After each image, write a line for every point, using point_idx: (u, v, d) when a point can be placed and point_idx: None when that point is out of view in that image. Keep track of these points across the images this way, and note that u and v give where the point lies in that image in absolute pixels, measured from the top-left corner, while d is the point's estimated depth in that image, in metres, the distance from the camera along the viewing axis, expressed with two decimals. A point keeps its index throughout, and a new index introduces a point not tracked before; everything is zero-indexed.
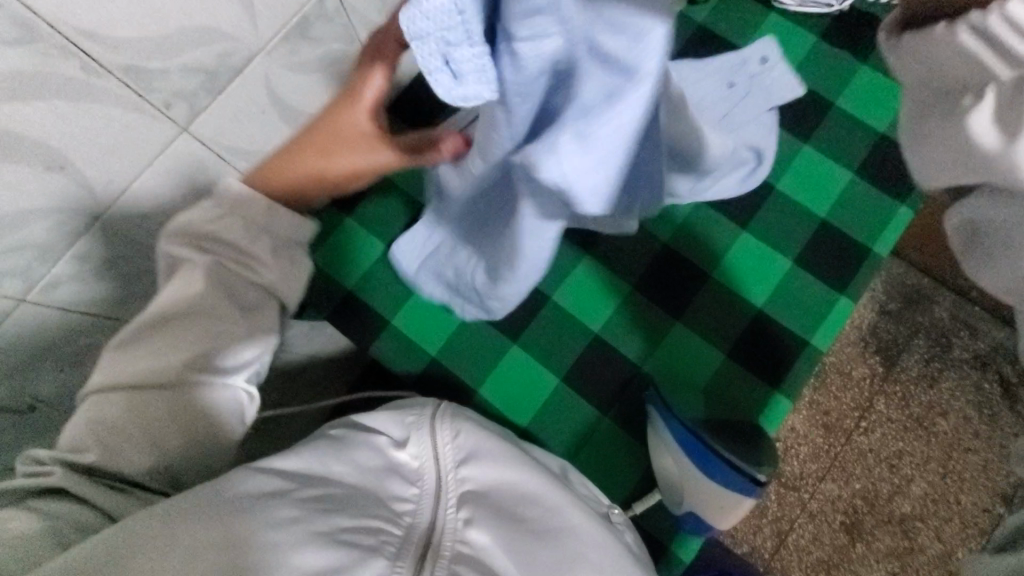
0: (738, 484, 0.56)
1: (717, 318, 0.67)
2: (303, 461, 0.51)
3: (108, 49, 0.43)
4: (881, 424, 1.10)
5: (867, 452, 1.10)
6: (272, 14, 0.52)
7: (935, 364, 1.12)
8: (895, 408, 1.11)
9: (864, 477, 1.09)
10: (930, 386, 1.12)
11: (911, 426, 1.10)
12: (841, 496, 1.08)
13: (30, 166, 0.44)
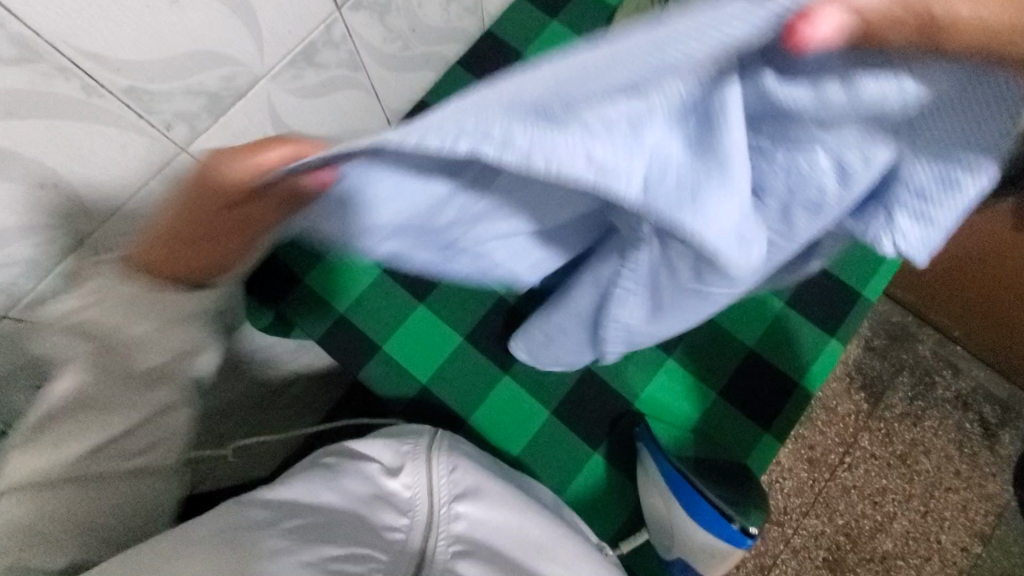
0: (723, 533, 0.55)
1: (709, 355, 0.67)
2: (304, 487, 0.53)
3: (112, 72, 0.43)
4: (865, 460, 1.11)
5: (851, 488, 1.10)
6: (279, 40, 0.53)
7: (919, 402, 1.14)
8: (879, 445, 1.12)
9: (847, 513, 1.09)
10: (914, 425, 1.12)
11: (895, 463, 1.11)
12: (825, 532, 1.07)
13: (19, 182, 0.43)
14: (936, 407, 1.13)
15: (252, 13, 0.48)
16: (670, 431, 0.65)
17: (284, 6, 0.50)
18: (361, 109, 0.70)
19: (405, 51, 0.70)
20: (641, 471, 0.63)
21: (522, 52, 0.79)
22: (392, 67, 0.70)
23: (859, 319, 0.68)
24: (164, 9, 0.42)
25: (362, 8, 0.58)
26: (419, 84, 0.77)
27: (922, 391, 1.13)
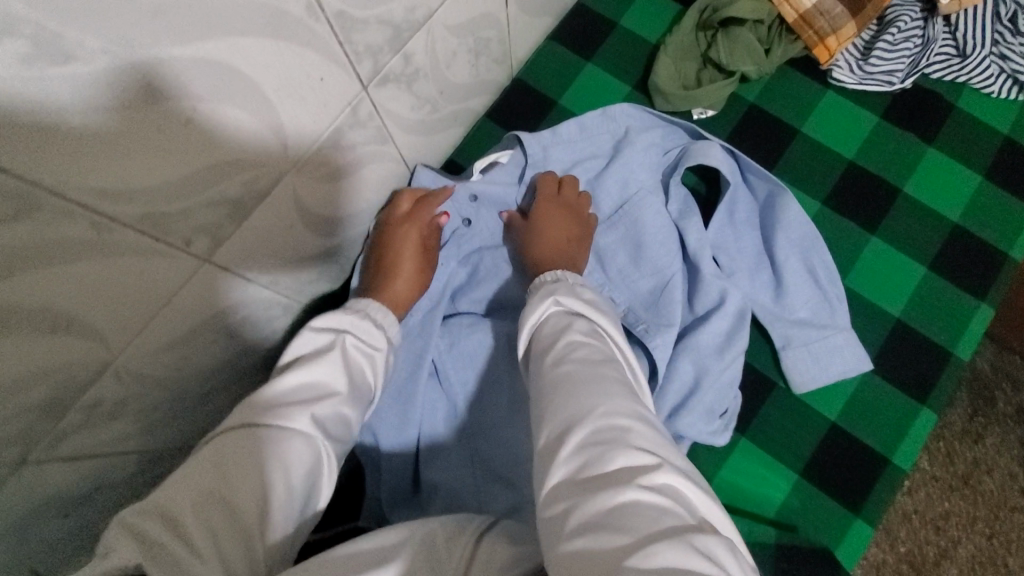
0: None
1: (787, 432, 0.61)
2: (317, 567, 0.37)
3: (122, 203, 0.37)
4: (924, 483, 0.89)
5: (912, 514, 0.88)
6: (304, 130, 0.47)
7: (978, 418, 0.90)
8: (937, 465, 0.89)
9: (907, 539, 0.87)
10: (976, 443, 0.89)
11: (957, 486, 0.88)
12: (887, 562, 0.86)
13: (35, 334, 0.38)
14: (999, 423, 0.89)
15: (274, 112, 0.43)
16: (749, 520, 0.59)
17: (307, 98, 0.45)
18: (392, 179, 0.65)
19: (434, 114, 0.65)
20: None
21: (556, 99, 0.73)
22: (421, 132, 0.64)
23: (951, 381, 0.62)
24: (178, 128, 0.37)
25: (389, 82, 0.53)
26: (448, 142, 0.72)
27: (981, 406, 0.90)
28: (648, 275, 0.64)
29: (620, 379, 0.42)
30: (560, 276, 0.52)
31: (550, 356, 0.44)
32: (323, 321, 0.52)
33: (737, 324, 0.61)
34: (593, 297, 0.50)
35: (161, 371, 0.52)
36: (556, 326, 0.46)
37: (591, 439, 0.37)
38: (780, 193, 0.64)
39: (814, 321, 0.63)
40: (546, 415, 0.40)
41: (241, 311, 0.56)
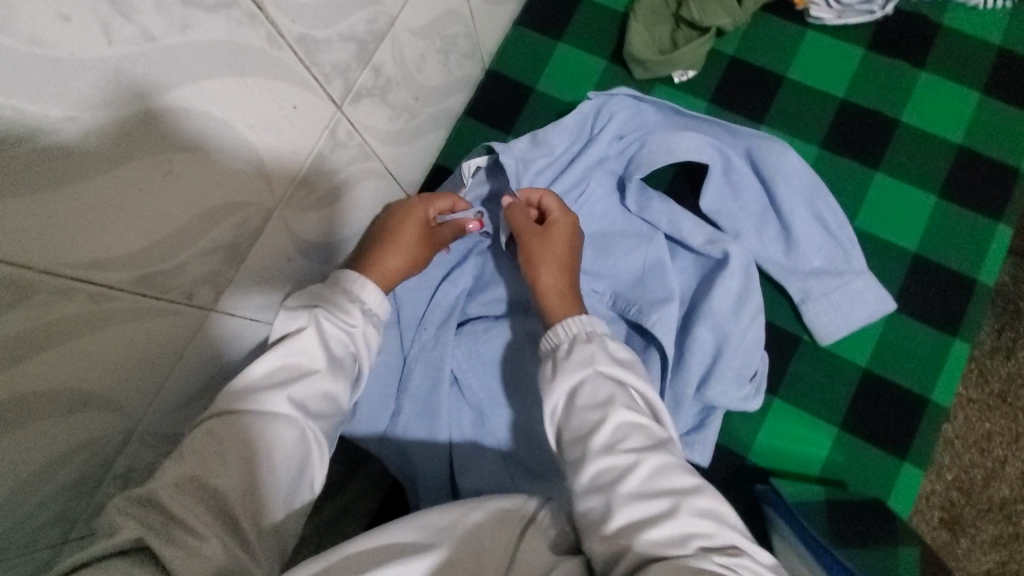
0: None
1: (822, 385, 0.60)
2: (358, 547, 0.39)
3: (118, 270, 0.37)
4: (961, 406, 0.87)
5: (954, 439, 0.87)
6: (286, 161, 0.46)
7: (1008, 333, 0.88)
8: (972, 386, 0.87)
9: (953, 465, 0.86)
10: (1008, 358, 0.87)
11: (994, 404, 0.87)
12: (937, 490, 0.85)
13: (54, 417, 0.37)
14: None
15: (253, 149, 0.42)
16: (796, 482, 0.58)
17: (283, 129, 0.44)
18: (381, 195, 0.64)
19: (412, 122, 0.63)
20: (778, 539, 0.56)
21: (532, 85, 0.72)
22: (403, 142, 0.63)
23: (981, 309, 0.60)
24: (159, 182, 0.36)
25: (363, 98, 0.52)
26: (431, 147, 0.71)
27: (1010, 320, 0.88)
28: (635, 256, 0.63)
29: (678, 462, 0.44)
30: (591, 329, 0.52)
31: (597, 441, 0.45)
32: (303, 294, 0.53)
33: (744, 282, 0.60)
34: (630, 358, 0.51)
35: (185, 428, 0.51)
36: (604, 392, 0.47)
37: (683, 515, 0.40)
38: (769, 145, 0.63)
39: (829, 270, 0.62)
40: (620, 492, 0.42)
41: (254, 353, 0.56)
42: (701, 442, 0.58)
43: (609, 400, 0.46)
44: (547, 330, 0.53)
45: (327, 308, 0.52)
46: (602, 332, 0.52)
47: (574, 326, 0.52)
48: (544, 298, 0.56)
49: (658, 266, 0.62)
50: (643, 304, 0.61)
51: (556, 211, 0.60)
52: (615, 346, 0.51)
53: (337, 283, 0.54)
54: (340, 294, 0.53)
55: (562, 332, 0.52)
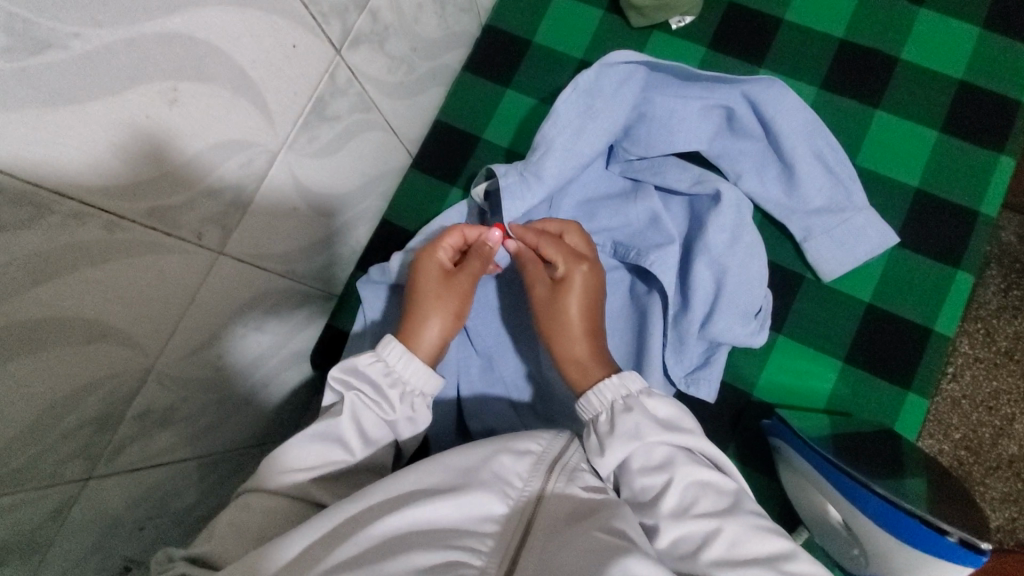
0: (922, 542, 0.46)
1: (824, 321, 0.62)
2: (387, 490, 0.43)
3: (126, 200, 0.37)
4: (967, 366, 0.84)
5: (961, 400, 0.83)
6: (287, 102, 0.47)
7: (1014, 291, 0.85)
8: (978, 345, 0.84)
9: (960, 424, 0.83)
10: (1015, 317, 0.84)
11: (1002, 363, 0.84)
12: (945, 451, 0.82)
13: (73, 345, 0.39)
14: None
15: (254, 86, 0.43)
16: (801, 415, 0.59)
17: (283, 69, 0.45)
18: (383, 148, 0.65)
19: (412, 75, 0.64)
20: (783, 463, 0.57)
21: (531, 37, 0.75)
22: (403, 96, 0.64)
23: (982, 242, 0.62)
24: (165, 112, 0.37)
25: (362, 43, 0.52)
26: (431, 104, 0.72)
27: (1016, 279, 0.85)
28: (632, 209, 0.63)
29: (720, 486, 0.46)
30: (638, 394, 0.50)
31: (666, 508, 0.45)
32: (342, 369, 0.52)
33: (739, 217, 0.60)
34: (667, 411, 0.49)
35: (199, 374, 0.53)
36: (663, 453, 0.47)
37: (731, 536, 0.42)
38: (771, 86, 0.60)
39: (831, 208, 0.63)
40: (675, 520, 0.44)
41: (263, 303, 0.57)
42: (705, 379, 0.60)
43: (637, 432, 0.47)
44: (579, 404, 0.52)
45: (364, 391, 0.52)
46: (640, 393, 0.50)
47: (608, 394, 0.51)
48: (569, 370, 0.55)
49: (654, 217, 0.63)
50: (641, 253, 0.61)
51: (562, 263, 0.57)
52: (652, 394, 0.50)
53: (382, 369, 0.53)
54: (384, 378, 0.52)
55: (597, 401, 0.51)
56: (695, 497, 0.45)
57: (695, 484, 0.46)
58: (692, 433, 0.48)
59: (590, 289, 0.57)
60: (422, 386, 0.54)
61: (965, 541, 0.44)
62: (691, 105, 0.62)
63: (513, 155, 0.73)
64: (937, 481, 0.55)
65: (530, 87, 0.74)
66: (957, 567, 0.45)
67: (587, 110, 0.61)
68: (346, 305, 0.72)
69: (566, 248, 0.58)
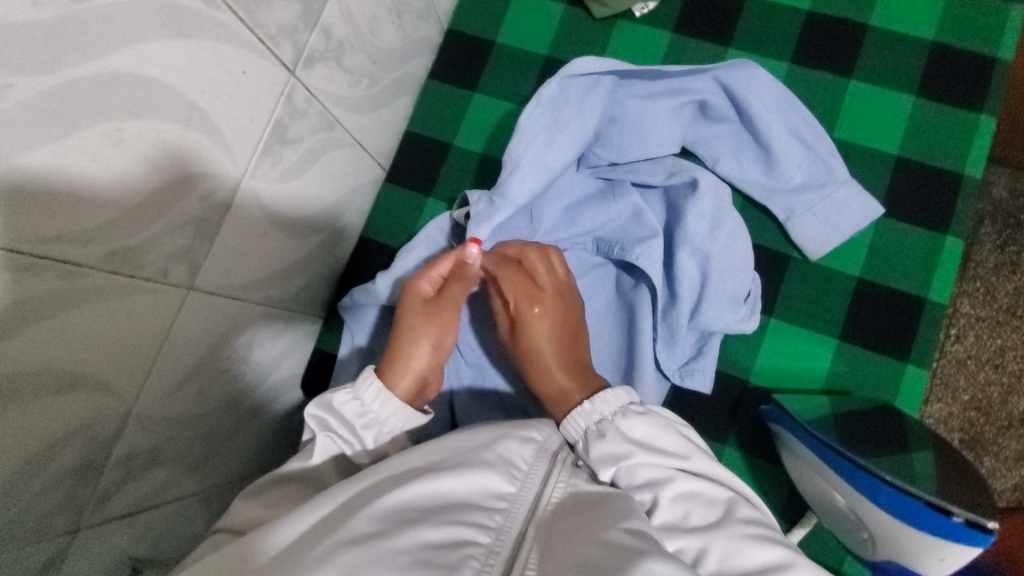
0: (932, 527, 0.46)
1: (815, 300, 0.61)
2: (391, 472, 0.43)
3: (81, 246, 0.36)
4: (971, 326, 0.82)
5: (967, 361, 0.82)
6: (244, 130, 0.46)
7: (1011, 246, 0.83)
8: (978, 305, 0.83)
9: (968, 386, 0.81)
10: (1014, 273, 0.83)
11: (1005, 320, 0.82)
12: (954, 413, 0.81)
13: (42, 398, 0.38)
14: None
15: (206, 117, 0.42)
16: (800, 398, 0.58)
17: (235, 96, 0.44)
18: (352, 165, 0.64)
19: (375, 88, 0.63)
20: (784, 450, 0.56)
21: (494, 39, 0.74)
22: (368, 110, 0.63)
23: (969, 205, 0.61)
24: (113, 153, 0.36)
25: (317, 61, 0.51)
26: (398, 115, 0.71)
27: (1012, 234, 0.83)
28: (612, 206, 0.62)
29: (708, 498, 0.45)
30: (610, 416, 0.50)
31: (662, 524, 0.45)
32: (319, 407, 0.51)
33: (719, 201, 0.59)
34: (642, 431, 0.48)
35: (182, 412, 0.52)
36: (647, 472, 0.46)
37: (723, 548, 0.42)
38: (739, 68, 0.60)
39: (812, 184, 0.62)
40: (671, 536, 0.44)
41: (243, 332, 0.56)
42: (699, 369, 0.59)
43: (614, 458, 0.47)
44: (560, 428, 0.52)
45: (338, 431, 0.51)
46: (614, 415, 0.49)
47: (581, 420, 0.50)
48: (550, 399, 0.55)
49: (635, 213, 0.61)
50: (625, 249, 0.60)
51: (516, 304, 0.56)
52: (627, 413, 0.49)
53: (358, 407, 0.52)
54: (358, 417, 0.52)
55: (573, 429, 0.51)
56: (686, 511, 0.45)
57: (683, 499, 0.45)
58: (672, 447, 0.47)
59: (553, 323, 0.56)
60: (400, 423, 0.53)
61: (971, 521, 0.44)
62: (663, 95, 0.61)
63: (486, 159, 0.72)
64: (943, 454, 0.54)
65: (497, 89, 0.73)
66: (946, 542, 0.46)
67: (553, 116, 0.60)
68: (332, 326, 0.71)
69: (523, 286, 0.56)
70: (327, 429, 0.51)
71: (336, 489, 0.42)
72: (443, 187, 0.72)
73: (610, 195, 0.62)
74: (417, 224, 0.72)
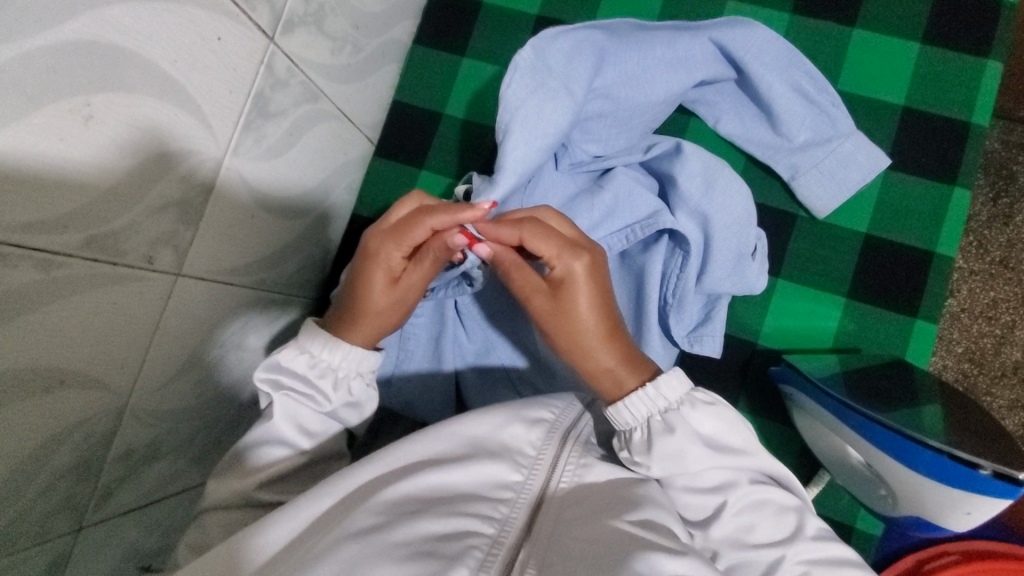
0: (958, 482, 0.46)
1: (822, 259, 0.60)
2: (389, 461, 0.42)
3: (58, 233, 0.34)
4: (964, 280, 0.82)
5: (961, 313, 0.82)
6: (223, 104, 0.43)
7: (1003, 198, 0.82)
8: (971, 257, 0.82)
9: (961, 337, 0.81)
10: (1007, 225, 0.82)
11: (998, 273, 0.81)
12: (950, 367, 0.80)
13: (32, 397, 0.36)
14: None
15: (180, 88, 0.39)
16: (811, 358, 0.58)
17: (211, 66, 0.41)
18: (339, 139, 0.62)
19: (358, 55, 0.60)
20: (797, 411, 0.55)
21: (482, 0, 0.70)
22: (352, 79, 0.60)
23: (977, 154, 0.59)
24: (82, 131, 0.34)
25: (296, 26, 0.48)
26: (385, 85, 0.68)
27: (1005, 187, 0.82)
28: (617, 189, 0.59)
29: (782, 505, 0.45)
30: (675, 405, 0.47)
31: (721, 531, 0.45)
32: (269, 368, 0.50)
33: (708, 160, 0.57)
34: (713, 430, 0.46)
35: (180, 404, 0.50)
36: (714, 475, 0.46)
37: (795, 564, 0.43)
38: (724, 26, 0.57)
39: (817, 140, 0.60)
40: (733, 545, 0.44)
41: (238, 319, 0.54)
42: (708, 334, 0.58)
43: (676, 458, 0.45)
44: (609, 413, 0.49)
45: (295, 386, 0.50)
46: (681, 406, 0.46)
47: (642, 406, 0.47)
48: (600, 381, 0.50)
49: (637, 196, 0.59)
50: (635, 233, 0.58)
51: (557, 260, 0.49)
52: (696, 404, 0.47)
53: (308, 361, 0.51)
54: (311, 370, 0.51)
55: (630, 415, 0.47)
56: (753, 521, 0.45)
57: (751, 506, 0.45)
58: (743, 448, 0.46)
59: (594, 277, 0.50)
60: (355, 369, 0.52)
61: (999, 473, 0.44)
62: (652, 73, 0.58)
63: (478, 128, 0.69)
64: (953, 406, 0.54)
65: (487, 52, 0.70)
66: (993, 499, 0.45)
67: (542, 88, 0.54)
68: (328, 309, 0.69)
69: (556, 242, 0.50)
70: (282, 389, 0.50)
71: (341, 479, 0.41)
72: (435, 159, 0.70)
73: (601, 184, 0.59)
74: None
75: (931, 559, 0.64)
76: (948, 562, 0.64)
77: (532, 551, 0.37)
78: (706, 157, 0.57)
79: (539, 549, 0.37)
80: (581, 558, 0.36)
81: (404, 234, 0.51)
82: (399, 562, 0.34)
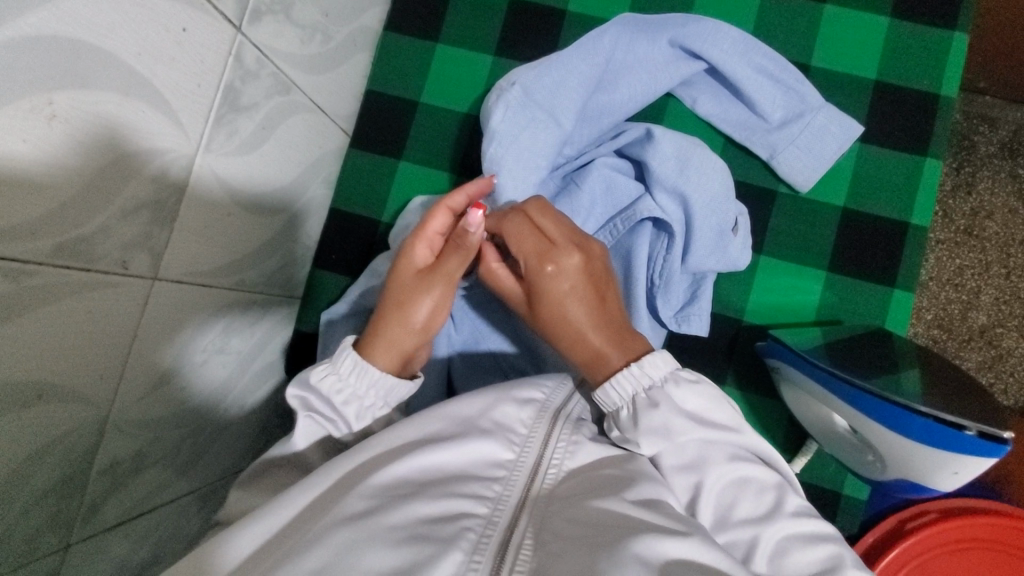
0: (947, 445, 0.47)
1: (802, 233, 0.61)
2: (378, 447, 0.42)
3: (28, 240, 0.32)
4: (931, 249, 0.84)
5: (928, 281, 0.84)
6: (192, 99, 0.41)
7: (966, 168, 0.85)
8: (938, 227, 0.85)
9: (930, 305, 0.84)
10: (970, 194, 0.84)
11: (962, 241, 0.84)
12: (919, 332, 0.84)
13: (9, 413, 0.34)
14: (986, 168, 0.84)
15: (146, 83, 0.37)
16: (796, 332, 0.59)
17: (178, 58, 0.39)
18: (314, 132, 0.60)
19: (329, 44, 0.58)
20: (786, 385, 0.57)
21: None
22: (324, 68, 0.58)
23: (946, 125, 0.61)
24: (45, 132, 0.32)
25: (263, 15, 0.46)
26: (357, 73, 0.66)
27: (965, 157, 0.85)
28: (597, 181, 0.59)
29: (763, 481, 0.46)
30: (659, 383, 0.47)
31: (706, 507, 0.45)
32: (298, 387, 0.49)
33: (680, 140, 0.57)
34: (693, 406, 0.47)
35: (164, 412, 0.48)
36: (695, 450, 0.46)
37: (774, 542, 0.44)
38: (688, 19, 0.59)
39: (791, 116, 0.61)
40: (720, 524, 0.45)
41: (220, 321, 0.52)
42: (696, 313, 0.59)
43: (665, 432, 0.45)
44: (596, 395, 0.48)
45: (320, 408, 0.49)
46: (665, 382, 0.47)
47: (628, 385, 0.47)
48: (589, 365, 0.50)
49: (618, 185, 0.60)
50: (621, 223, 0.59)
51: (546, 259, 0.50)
52: (680, 381, 0.47)
53: (336, 383, 0.49)
54: (337, 393, 0.49)
55: (616, 395, 0.47)
56: (734, 500, 0.45)
57: (735, 481, 0.46)
58: (728, 425, 0.47)
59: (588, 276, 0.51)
60: (383, 400, 0.51)
61: (984, 433, 0.46)
62: (614, 71, 0.59)
63: (455, 117, 0.68)
64: (929, 369, 0.56)
65: (461, 38, 0.68)
66: (978, 458, 0.47)
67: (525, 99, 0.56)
68: (311, 305, 0.68)
69: (533, 240, 0.51)
70: (308, 409, 0.49)
71: (332, 467, 0.41)
72: (414, 148, 0.68)
73: (581, 180, 0.59)
74: (390, 188, 0.68)
75: (910, 518, 0.67)
76: (927, 520, 0.67)
77: (524, 533, 0.37)
78: (685, 138, 0.57)
79: (531, 532, 0.37)
80: (576, 536, 0.37)
81: (427, 225, 0.52)
82: (395, 546, 0.34)
